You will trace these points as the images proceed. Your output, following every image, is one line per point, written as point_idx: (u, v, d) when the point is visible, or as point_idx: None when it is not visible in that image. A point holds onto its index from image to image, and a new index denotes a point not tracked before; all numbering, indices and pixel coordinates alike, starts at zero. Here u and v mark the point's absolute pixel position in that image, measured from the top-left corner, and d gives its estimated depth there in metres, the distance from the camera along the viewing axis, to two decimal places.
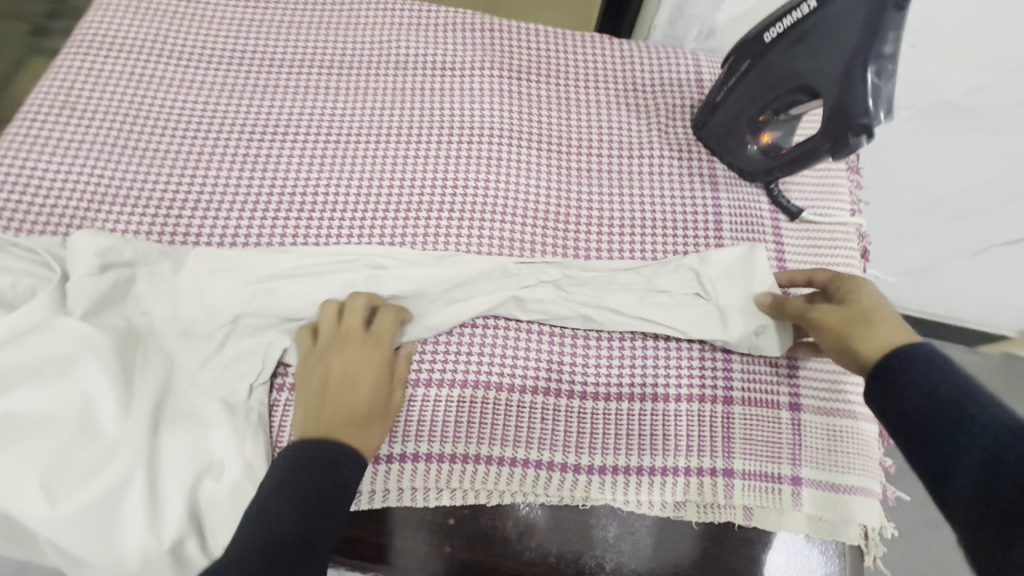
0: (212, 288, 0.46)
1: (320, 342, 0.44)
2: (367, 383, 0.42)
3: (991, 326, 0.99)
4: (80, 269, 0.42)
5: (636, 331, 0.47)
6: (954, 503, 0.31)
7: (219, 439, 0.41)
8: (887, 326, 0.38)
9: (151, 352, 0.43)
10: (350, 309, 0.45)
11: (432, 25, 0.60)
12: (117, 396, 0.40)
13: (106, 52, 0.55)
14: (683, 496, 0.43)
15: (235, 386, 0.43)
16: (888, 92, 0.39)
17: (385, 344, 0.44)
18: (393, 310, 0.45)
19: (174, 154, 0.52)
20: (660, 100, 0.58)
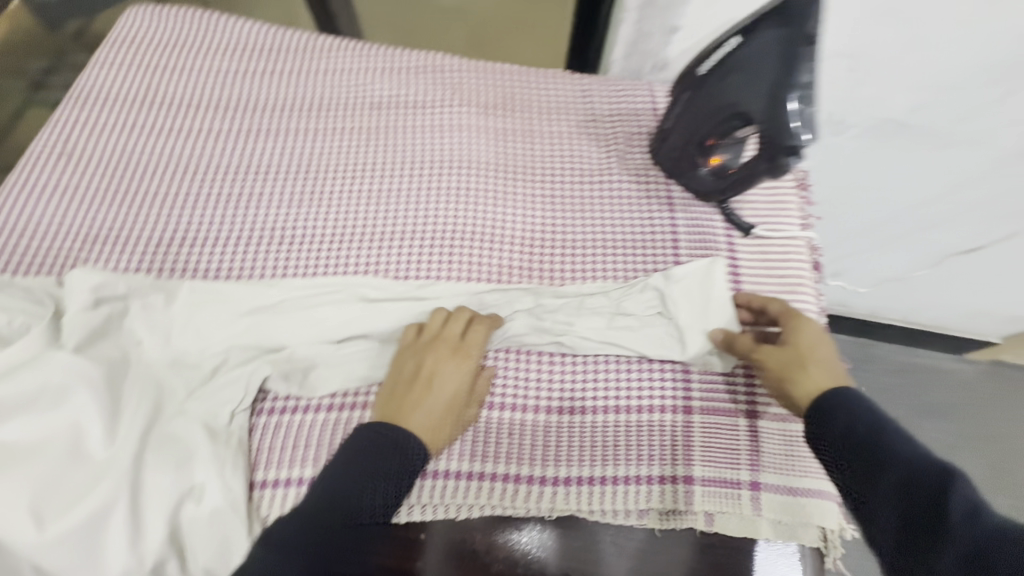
0: (202, 321, 0.48)
1: (421, 342, 0.48)
2: (449, 391, 0.46)
3: (970, 331, 1.01)
4: (75, 303, 0.45)
5: (602, 354, 0.50)
6: (881, 514, 0.35)
7: (201, 464, 0.43)
8: (822, 368, 0.43)
9: (142, 381, 0.45)
10: (457, 317, 0.49)
11: (404, 67, 0.64)
12: (106, 423, 0.43)
13: (100, 105, 0.59)
14: (646, 504, 0.45)
15: (218, 410, 0.45)
16: (810, 115, 0.43)
17: (474, 353, 0.47)
18: (489, 322, 0.48)
19: (161, 196, 0.55)
20: (619, 129, 0.62)
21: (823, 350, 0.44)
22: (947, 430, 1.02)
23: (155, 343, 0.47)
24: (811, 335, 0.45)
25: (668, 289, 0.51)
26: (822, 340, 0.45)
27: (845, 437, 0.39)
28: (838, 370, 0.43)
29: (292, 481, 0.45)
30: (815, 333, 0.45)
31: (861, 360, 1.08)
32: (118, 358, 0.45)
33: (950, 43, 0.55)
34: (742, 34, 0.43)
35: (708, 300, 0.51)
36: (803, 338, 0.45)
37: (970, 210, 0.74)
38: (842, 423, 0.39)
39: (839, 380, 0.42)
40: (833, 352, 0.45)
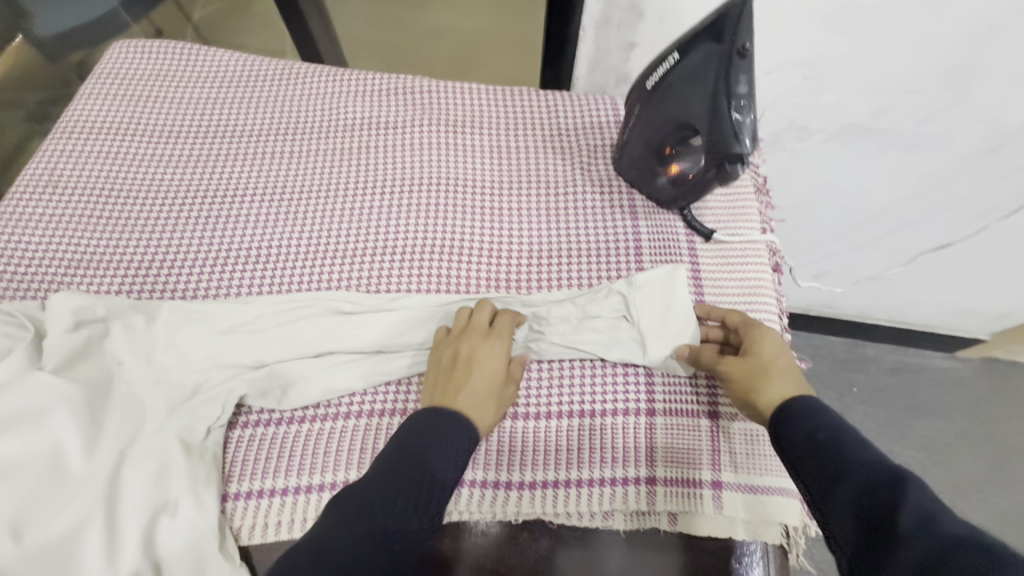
0: (180, 342, 0.50)
1: (453, 333, 0.50)
2: (490, 372, 0.47)
3: (953, 328, 1.01)
4: (57, 325, 0.47)
5: (571, 359, 0.51)
6: (835, 517, 0.34)
7: (177, 479, 0.44)
8: (782, 376, 0.43)
9: (121, 399, 0.47)
10: (482, 308, 0.51)
11: (377, 90, 0.67)
12: (85, 440, 0.44)
13: (86, 135, 0.62)
14: (610, 506, 0.46)
15: (195, 424, 0.47)
16: (750, 125, 0.45)
17: (506, 338, 0.49)
18: (512, 313, 0.51)
19: (143, 220, 0.57)
20: (585, 142, 0.64)
21: (783, 359, 0.45)
22: (938, 428, 1.02)
23: (134, 361, 0.48)
24: (770, 345, 0.46)
25: (632, 295, 0.52)
26: (781, 350, 0.46)
27: (805, 445, 0.38)
28: (799, 378, 0.44)
29: (265, 492, 0.46)
30: (775, 343, 0.46)
31: (849, 361, 1.08)
32: (98, 377, 0.47)
33: (898, 49, 0.57)
34: (681, 50, 0.46)
35: (670, 305, 0.52)
36: (762, 348, 0.46)
37: (938, 209, 0.76)
38: (802, 432, 0.39)
39: (800, 388, 0.43)
40: (794, 362, 0.45)
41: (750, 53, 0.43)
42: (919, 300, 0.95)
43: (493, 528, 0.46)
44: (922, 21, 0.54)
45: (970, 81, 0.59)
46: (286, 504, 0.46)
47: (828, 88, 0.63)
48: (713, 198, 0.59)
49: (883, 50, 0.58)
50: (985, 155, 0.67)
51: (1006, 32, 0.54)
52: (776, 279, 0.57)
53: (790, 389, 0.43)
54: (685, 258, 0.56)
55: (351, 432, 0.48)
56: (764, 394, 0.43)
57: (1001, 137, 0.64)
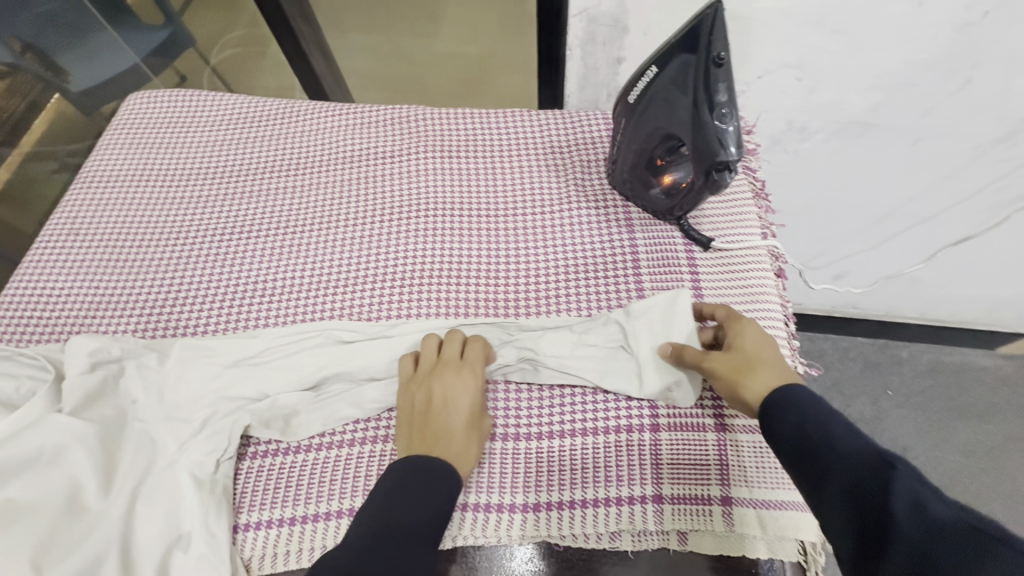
0: (190, 376, 0.51)
1: (421, 371, 0.49)
2: (464, 409, 0.46)
3: (991, 323, 0.96)
4: (72, 368, 0.49)
5: (566, 384, 0.50)
6: (837, 532, 0.33)
7: (188, 512, 0.46)
8: (767, 366, 0.43)
9: (136, 436, 0.49)
10: (450, 340, 0.50)
11: (373, 121, 0.69)
12: (101, 478, 0.46)
13: (104, 184, 0.66)
14: (616, 526, 0.45)
15: (204, 461, 0.48)
16: (734, 133, 0.45)
17: (478, 371, 0.48)
18: (479, 343, 0.50)
19: (156, 262, 0.60)
20: (578, 159, 0.64)
21: (768, 350, 0.44)
22: (980, 430, 0.96)
23: (147, 399, 0.50)
24: (753, 337, 0.45)
25: (630, 324, 0.51)
26: (766, 341, 0.45)
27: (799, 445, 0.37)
28: (785, 368, 0.43)
29: (272, 521, 0.47)
30: (757, 333, 0.45)
31: (877, 362, 1.04)
32: (115, 416, 0.49)
33: (890, 43, 0.56)
34: (659, 63, 0.47)
35: (670, 332, 0.50)
36: (747, 341, 0.45)
37: (955, 201, 0.73)
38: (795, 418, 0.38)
39: (786, 378, 0.42)
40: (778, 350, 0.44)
41: (727, 62, 0.43)
42: (947, 295, 0.91)
43: (514, 551, 0.45)
44: (912, 13, 0.53)
45: (972, 69, 0.57)
46: (294, 533, 0.46)
47: (824, 87, 0.62)
48: (711, 206, 0.59)
49: (875, 45, 0.57)
50: (998, 143, 0.64)
51: (1003, 17, 0.52)
52: (779, 285, 0.56)
53: (777, 379, 0.42)
54: (684, 269, 0.56)
55: (355, 459, 0.49)
56: (751, 385, 0.42)
57: (1013, 124, 0.62)
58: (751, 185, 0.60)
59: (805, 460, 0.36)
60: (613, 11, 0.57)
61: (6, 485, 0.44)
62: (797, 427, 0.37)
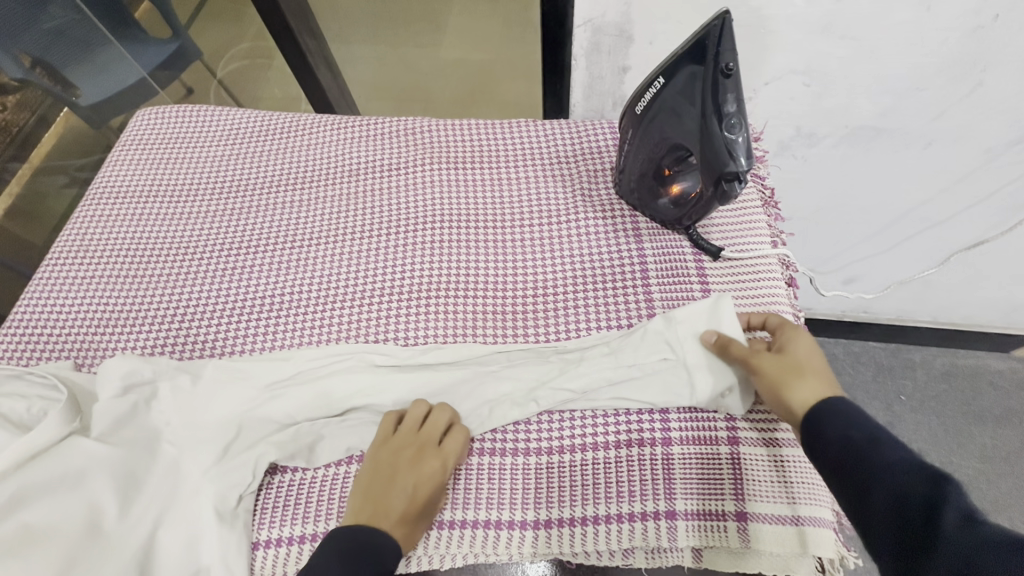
0: (222, 399, 0.51)
1: (398, 437, 0.47)
2: (423, 493, 0.45)
3: (1007, 326, 0.95)
4: (105, 391, 0.49)
5: (590, 408, 0.49)
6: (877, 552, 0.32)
7: (207, 536, 0.45)
8: (818, 377, 0.42)
9: (166, 464, 0.48)
10: (436, 418, 0.48)
11: (378, 135, 0.69)
12: (120, 502, 0.46)
13: (113, 201, 0.66)
14: (629, 543, 0.44)
15: (230, 491, 0.47)
16: (744, 142, 0.45)
17: (449, 462, 0.46)
18: (463, 432, 0.48)
19: (163, 279, 0.60)
20: (584, 169, 0.64)
21: (818, 360, 0.44)
22: (998, 435, 0.94)
23: (180, 421, 0.50)
24: (805, 348, 0.45)
25: (672, 331, 0.50)
26: (817, 351, 0.45)
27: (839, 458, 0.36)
28: (834, 380, 0.42)
29: (283, 540, 0.47)
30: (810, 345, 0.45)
31: (892, 367, 1.02)
32: (145, 438, 0.49)
33: (899, 48, 0.56)
34: (666, 74, 0.46)
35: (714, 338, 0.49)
36: (799, 347, 0.44)
37: (966, 205, 0.72)
38: (835, 432, 0.37)
39: (834, 389, 0.41)
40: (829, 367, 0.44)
41: (736, 72, 0.43)
42: (960, 299, 0.90)
43: (526, 568, 0.47)
44: (920, 18, 0.53)
45: (983, 73, 0.56)
46: (306, 551, 0.46)
47: (832, 92, 0.62)
48: (720, 215, 0.58)
49: (885, 51, 0.56)
50: (1011, 146, 0.63)
51: (1013, 20, 0.51)
52: (790, 293, 0.55)
53: (826, 388, 0.41)
54: (694, 278, 0.55)
55: None
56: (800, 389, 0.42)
57: None
58: (759, 193, 0.59)
59: (844, 476, 0.35)
60: (617, 21, 0.57)
61: (24, 509, 0.43)
62: (839, 444, 0.37)
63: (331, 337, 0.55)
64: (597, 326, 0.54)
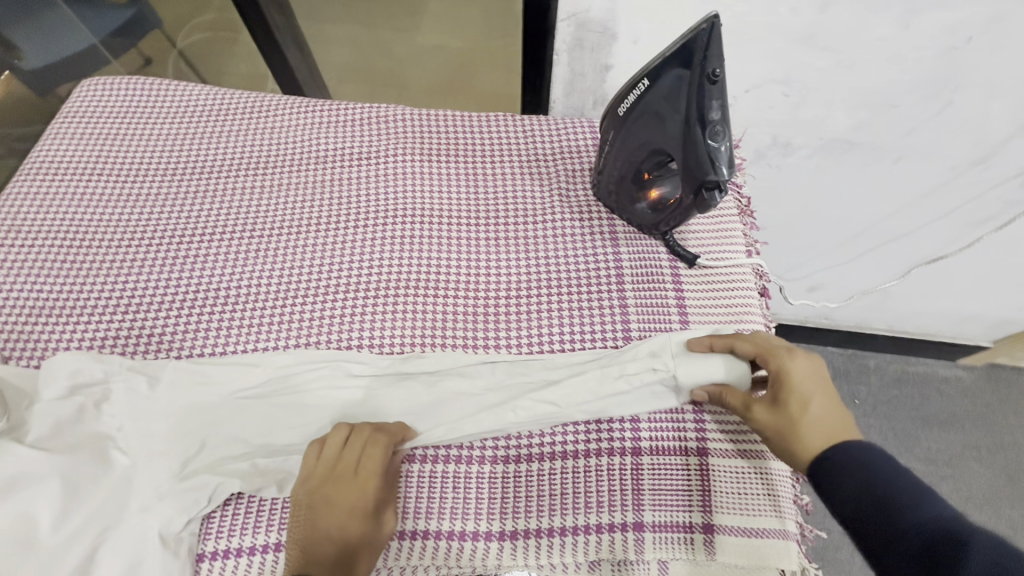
0: (186, 404, 0.48)
1: (320, 468, 0.43)
2: (350, 527, 0.41)
3: (957, 336, 0.99)
4: (49, 391, 0.45)
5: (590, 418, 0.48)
6: None
7: (152, 553, 0.42)
8: (816, 426, 0.41)
9: (116, 476, 0.45)
10: (354, 440, 0.44)
11: (347, 121, 0.65)
12: (55, 514, 0.42)
13: (49, 176, 0.60)
14: (596, 555, 0.44)
15: (173, 516, 0.43)
16: (727, 153, 0.44)
17: (373, 483, 0.42)
18: (383, 444, 0.44)
19: (106, 266, 0.55)
20: (560, 168, 0.62)
21: (816, 403, 0.41)
22: (944, 440, 0.99)
23: (135, 427, 0.47)
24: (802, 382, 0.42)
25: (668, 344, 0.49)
26: (814, 390, 0.42)
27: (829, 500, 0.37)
28: (835, 424, 0.41)
29: (231, 551, 0.44)
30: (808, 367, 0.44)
31: (849, 373, 1.05)
32: (87, 443, 0.45)
33: (877, 63, 0.56)
34: (651, 76, 0.45)
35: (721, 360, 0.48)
36: (793, 393, 0.42)
37: (928, 219, 0.74)
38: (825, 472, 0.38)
39: (834, 437, 0.40)
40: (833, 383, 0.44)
41: (724, 79, 0.42)
42: (917, 310, 0.93)
43: None
44: (899, 35, 0.53)
45: (954, 92, 0.57)
46: (254, 564, 0.43)
47: (810, 103, 0.62)
48: (697, 222, 0.58)
49: (863, 66, 0.57)
50: (974, 166, 0.65)
51: (985, 43, 0.52)
52: (762, 302, 0.56)
53: (825, 439, 0.40)
54: (669, 286, 0.54)
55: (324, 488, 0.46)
56: (804, 435, 0.40)
57: (990, 147, 0.62)
58: (736, 201, 0.59)
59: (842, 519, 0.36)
60: (602, 18, 0.55)
61: None
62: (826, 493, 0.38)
63: (290, 333, 0.52)
64: (569, 331, 0.52)
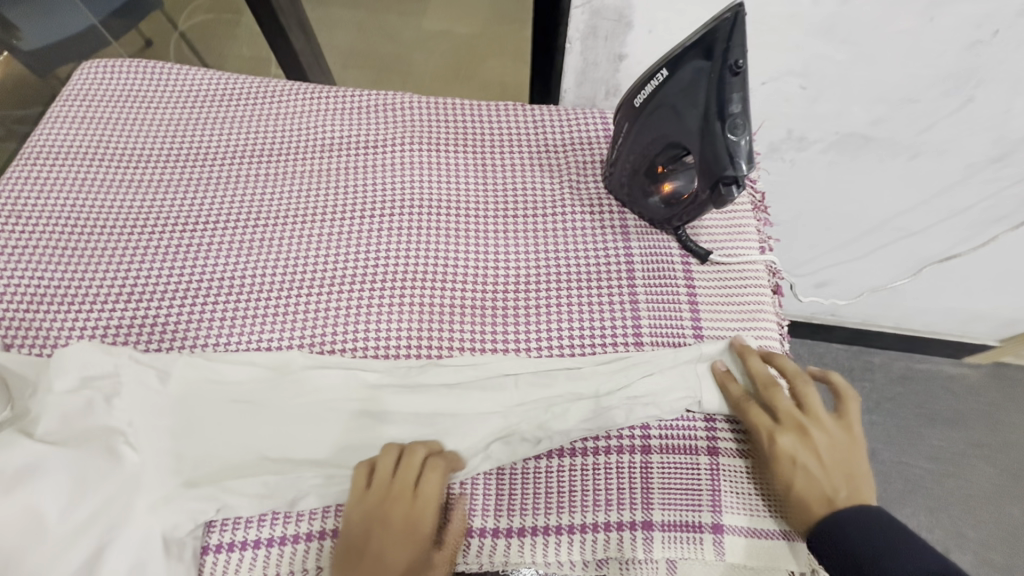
0: (194, 398, 0.47)
1: (373, 491, 0.42)
2: (402, 552, 0.40)
3: (964, 334, 0.98)
4: (60, 383, 0.45)
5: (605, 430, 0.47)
6: None
7: (157, 549, 0.42)
8: (796, 505, 0.42)
9: (124, 471, 0.44)
10: (408, 463, 0.43)
11: (353, 108, 0.64)
12: (61, 507, 0.41)
13: (50, 162, 0.59)
14: (603, 554, 0.44)
15: (179, 521, 0.43)
16: (745, 147, 0.43)
17: (431, 508, 0.42)
18: (439, 468, 0.43)
19: (110, 254, 0.54)
20: (571, 160, 0.61)
21: (800, 482, 0.42)
22: (947, 438, 0.99)
23: (145, 421, 0.46)
24: (786, 459, 0.42)
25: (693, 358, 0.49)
26: (796, 468, 0.42)
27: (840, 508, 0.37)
28: (817, 504, 0.41)
29: (236, 544, 0.44)
30: (807, 443, 0.43)
31: (853, 369, 1.05)
32: (98, 434, 0.45)
33: (899, 57, 0.55)
34: (669, 67, 0.44)
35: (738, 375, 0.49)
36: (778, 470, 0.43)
37: (942, 217, 0.73)
38: None
39: (811, 520, 0.41)
40: (840, 461, 0.42)
41: (745, 70, 0.41)
42: (925, 308, 0.93)
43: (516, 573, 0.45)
44: (923, 28, 0.52)
45: (975, 89, 0.56)
46: (260, 557, 0.43)
47: (827, 97, 0.60)
48: (710, 217, 0.57)
49: (884, 60, 0.55)
50: (992, 163, 0.64)
51: (1011, 38, 0.51)
52: (774, 300, 0.55)
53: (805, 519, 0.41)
54: (681, 283, 0.53)
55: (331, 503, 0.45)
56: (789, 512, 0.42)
57: (1008, 145, 0.61)
58: (749, 197, 0.58)
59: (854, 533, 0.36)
60: (617, 5, 0.54)
61: None
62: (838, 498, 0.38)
63: (296, 324, 0.52)
64: (579, 327, 0.52)
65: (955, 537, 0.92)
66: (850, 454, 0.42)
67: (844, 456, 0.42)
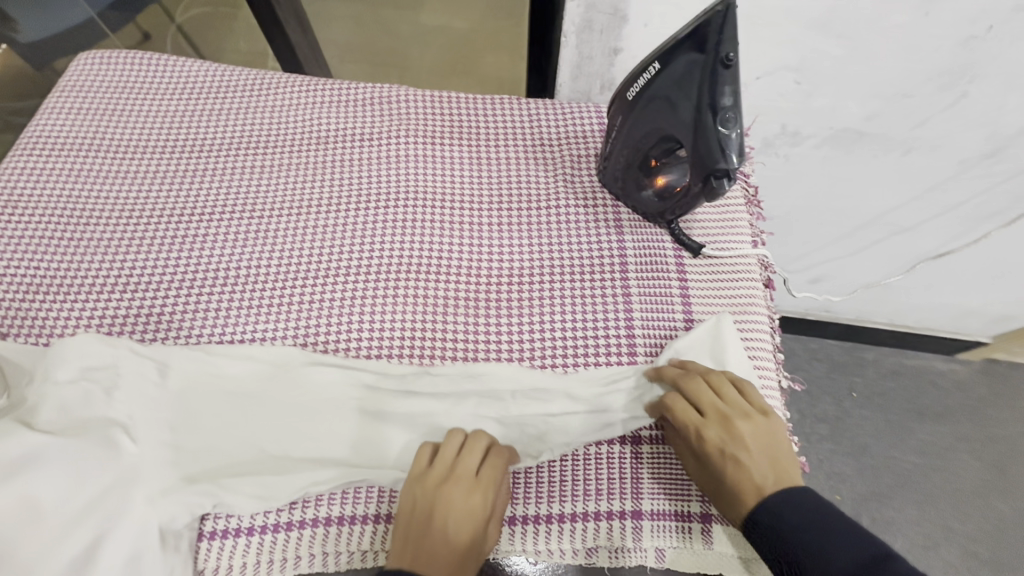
0: (190, 390, 0.48)
1: (436, 469, 0.42)
2: (461, 530, 0.40)
3: (957, 331, 0.99)
4: (61, 373, 0.45)
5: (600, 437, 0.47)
6: None
7: (153, 539, 0.42)
8: (736, 500, 0.40)
9: (122, 462, 0.44)
10: (473, 446, 0.44)
11: (349, 100, 0.64)
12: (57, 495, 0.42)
13: (47, 153, 0.59)
14: (593, 543, 0.44)
15: (176, 514, 0.43)
16: (738, 140, 0.44)
17: (491, 491, 0.42)
18: (504, 453, 0.44)
19: (106, 245, 0.55)
20: (566, 154, 0.61)
21: (735, 475, 0.41)
22: (939, 433, 0.99)
23: (145, 414, 0.46)
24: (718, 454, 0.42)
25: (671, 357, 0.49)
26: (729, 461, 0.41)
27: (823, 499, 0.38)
28: (756, 494, 0.40)
29: (231, 531, 0.44)
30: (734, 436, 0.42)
31: (847, 365, 1.05)
32: (98, 427, 0.45)
33: (893, 52, 0.55)
34: (662, 60, 0.44)
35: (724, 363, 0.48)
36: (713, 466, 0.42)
37: (936, 212, 0.73)
38: None
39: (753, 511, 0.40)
40: (767, 446, 0.42)
41: (737, 63, 0.41)
42: (919, 304, 0.93)
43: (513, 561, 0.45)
44: (917, 23, 0.52)
45: (968, 84, 0.56)
46: (254, 544, 0.44)
47: (822, 92, 0.61)
48: (703, 211, 0.57)
49: (878, 55, 0.55)
50: (985, 159, 0.64)
51: (1005, 33, 0.51)
52: (766, 293, 0.55)
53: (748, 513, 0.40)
54: (674, 276, 0.54)
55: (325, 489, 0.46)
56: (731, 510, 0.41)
57: (1001, 141, 0.61)
58: (741, 191, 0.58)
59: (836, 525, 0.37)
60: None
61: None
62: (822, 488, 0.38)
63: (290, 314, 0.52)
64: (572, 319, 0.52)
65: (944, 531, 0.93)
66: (773, 438, 0.42)
67: (770, 441, 0.42)
